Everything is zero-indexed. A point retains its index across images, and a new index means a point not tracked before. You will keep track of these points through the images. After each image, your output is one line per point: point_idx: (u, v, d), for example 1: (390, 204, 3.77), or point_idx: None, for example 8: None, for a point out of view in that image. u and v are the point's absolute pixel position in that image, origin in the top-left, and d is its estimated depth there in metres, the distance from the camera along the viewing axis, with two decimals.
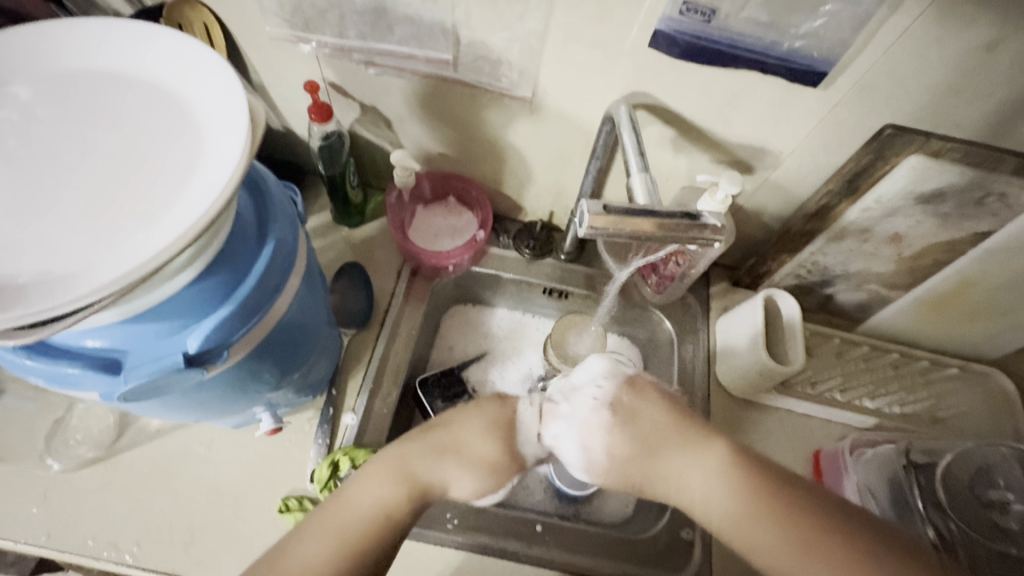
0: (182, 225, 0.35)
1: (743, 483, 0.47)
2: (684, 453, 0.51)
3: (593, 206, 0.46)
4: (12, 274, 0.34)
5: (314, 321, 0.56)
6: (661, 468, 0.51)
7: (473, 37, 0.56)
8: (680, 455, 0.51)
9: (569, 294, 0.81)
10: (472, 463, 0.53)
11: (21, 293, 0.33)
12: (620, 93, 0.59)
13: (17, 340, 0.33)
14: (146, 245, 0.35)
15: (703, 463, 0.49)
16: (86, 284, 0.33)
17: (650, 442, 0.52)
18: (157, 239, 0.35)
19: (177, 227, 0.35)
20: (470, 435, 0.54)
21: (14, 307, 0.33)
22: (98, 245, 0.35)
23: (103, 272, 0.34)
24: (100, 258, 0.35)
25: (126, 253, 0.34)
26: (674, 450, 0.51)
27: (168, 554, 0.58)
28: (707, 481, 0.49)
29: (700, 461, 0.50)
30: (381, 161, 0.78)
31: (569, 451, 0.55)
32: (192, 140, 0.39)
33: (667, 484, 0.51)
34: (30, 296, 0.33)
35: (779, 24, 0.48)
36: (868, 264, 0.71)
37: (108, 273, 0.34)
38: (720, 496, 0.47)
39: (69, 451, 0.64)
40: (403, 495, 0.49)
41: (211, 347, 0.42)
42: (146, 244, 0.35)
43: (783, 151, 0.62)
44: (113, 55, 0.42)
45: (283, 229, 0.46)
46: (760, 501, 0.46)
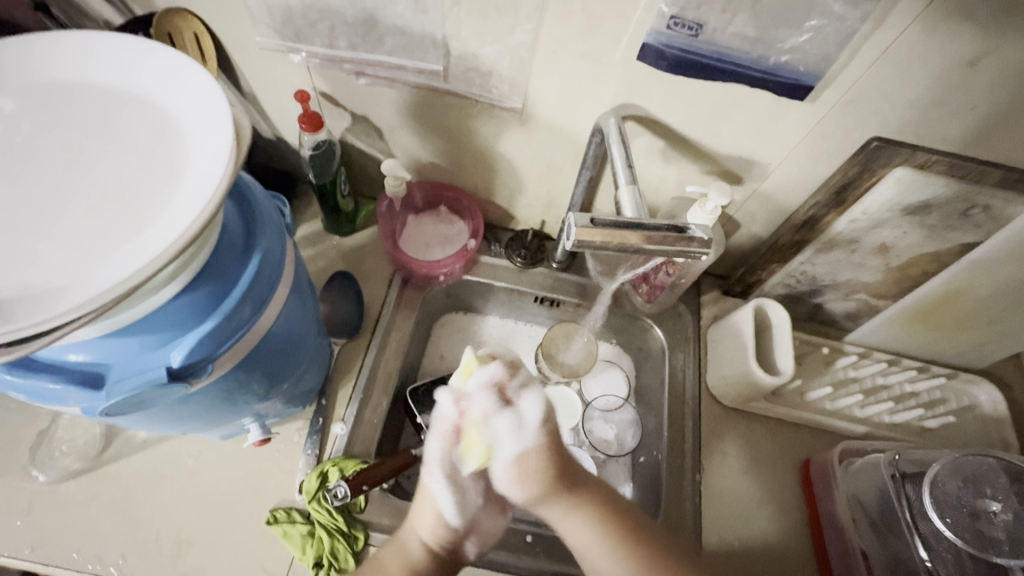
0: (164, 241, 0.35)
1: (607, 537, 0.49)
2: (587, 506, 0.50)
3: (580, 218, 0.46)
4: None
5: (303, 332, 0.56)
6: (555, 513, 0.50)
7: (463, 49, 0.57)
8: (578, 503, 0.50)
9: (560, 303, 0.81)
10: (430, 528, 0.51)
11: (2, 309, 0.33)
12: (609, 105, 0.60)
13: None
14: (129, 260, 0.34)
15: (590, 516, 0.50)
16: (68, 300, 0.33)
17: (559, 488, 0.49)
18: (140, 254, 0.35)
19: (159, 242, 0.35)
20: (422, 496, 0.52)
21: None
22: (82, 258, 0.35)
23: (84, 288, 0.34)
24: (81, 274, 0.34)
25: (108, 270, 0.34)
26: (580, 499, 0.50)
27: (154, 566, 0.58)
28: (584, 526, 0.50)
29: (593, 508, 0.50)
30: (372, 169, 0.78)
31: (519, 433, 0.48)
32: (178, 154, 0.39)
33: (557, 522, 0.51)
34: (11, 312, 0.33)
35: (765, 39, 0.49)
36: (857, 274, 0.71)
37: (92, 289, 0.33)
38: (592, 543, 0.49)
39: (54, 462, 0.63)
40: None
41: (195, 360, 0.42)
42: (128, 259, 0.34)
43: (772, 162, 0.63)
44: (102, 68, 0.42)
45: (271, 241, 0.46)
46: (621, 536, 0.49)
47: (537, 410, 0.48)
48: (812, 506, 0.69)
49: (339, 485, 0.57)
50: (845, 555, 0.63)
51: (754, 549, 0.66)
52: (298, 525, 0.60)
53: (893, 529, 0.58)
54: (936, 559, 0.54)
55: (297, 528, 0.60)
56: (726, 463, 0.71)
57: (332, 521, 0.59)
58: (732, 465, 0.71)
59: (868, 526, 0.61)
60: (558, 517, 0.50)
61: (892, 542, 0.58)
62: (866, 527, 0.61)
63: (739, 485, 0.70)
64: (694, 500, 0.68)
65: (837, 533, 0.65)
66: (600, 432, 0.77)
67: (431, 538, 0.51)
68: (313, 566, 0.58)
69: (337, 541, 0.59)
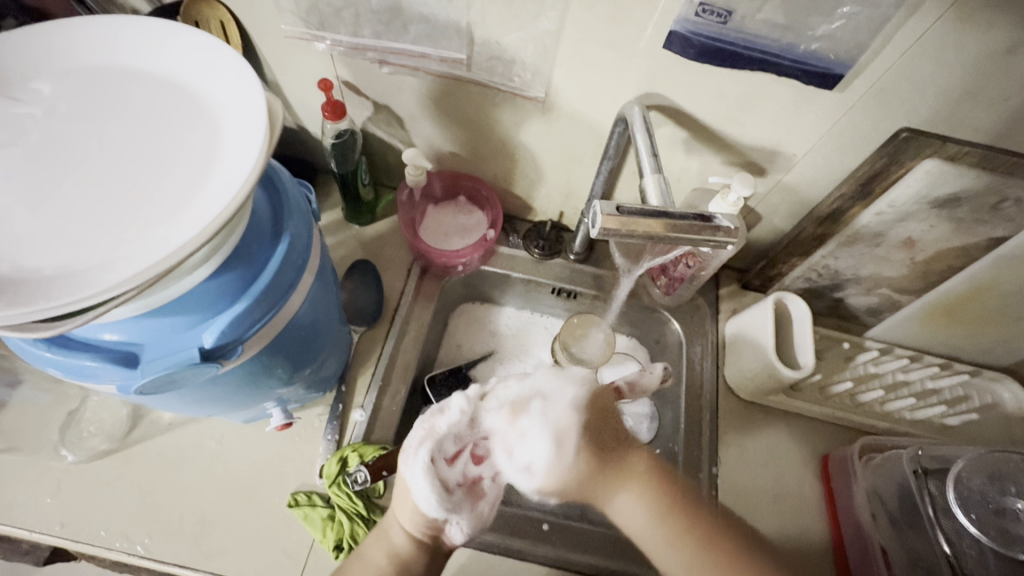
0: (200, 223, 0.35)
1: (660, 513, 0.50)
2: (633, 478, 0.51)
3: (605, 206, 0.46)
4: (36, 267, 0.35)
5: (326, 318, 0.56)
6: (607, 492, 0.51)
7: (488, 37, 0.57)
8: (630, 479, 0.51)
9: (577, 295, 0.81)
10: (410, 517, 0.51)
11: (43, 287, 0.34)
12: (633, 95, 0.59)
13: (36, 333, 0.33)
14: (164, 241, 0.35)
15: (640, 489, 0.50)
16: (107, 279, 0.34)
17: (607, 464, 0.51)
18: (177, 235, 0.35)
19: (196, 223, 0.35)
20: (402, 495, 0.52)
21: (37, 300, 0.33)
22: (119, 239, 0.36)
23: (123, 267, 0.34)
24: (118, 253, 0.35)
25: (145, 250, 0.35)
26: (625, 472, 0.51)
27: (179, 546, 0.59)
28: (636, 503, 0.50)
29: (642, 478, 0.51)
30: (392, 159, 0.79)
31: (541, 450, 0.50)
32: (211, 137, 0.40)
33: (612, 509, 0.51)
34: (53, 289, 0.34)
35: (795, 26, 0.48)
36: (880, 268, 0.70)
37: (130, 268, 0.34)
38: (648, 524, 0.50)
39: (83, 443, 0.64)
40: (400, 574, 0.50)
41: (225, 342, 0.42)
42: (166, 239, 0.35)
43: (796, 153, 0.62)
44: (136, 53, 0.43)
45: (298, 226, 0.46)
46: (669, 507, 0.50)
47: (544, 450, 0.49)
48: (830, 502, 0.68)
49: (360, 470, 0.58)
50: (863, 551, 0.62)
51: (771, 543, 0.66)
52: (319, 508, 0.61)
53: (916, 525, 0.57)
54: (960, 554, 0.53)
55: (318, 512, 0.61)
56: (744, 457, 0.71)
57: (352, 505, 0.61)
58: (749, 460, 0.71)
59: (887, 521, 0.61)
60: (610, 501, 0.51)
61: (911, 538, 0.58)
62: (886, 523, 0.61)
63: (756, 479, 0.70)
64: (711, 493, 0.68)
65: (856, 529, 0.64)
66: None
67: (413, 529, 0.51)
68: (333, 549, 0.59)
69: (357, 526, 0.60)
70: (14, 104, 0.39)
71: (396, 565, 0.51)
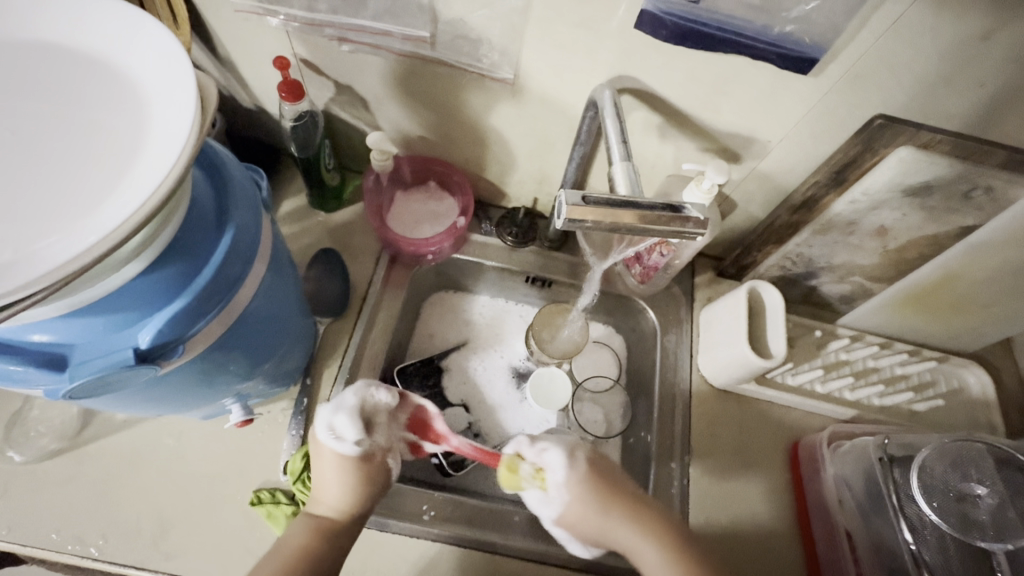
0: (124, 213, 0.32)
1: (671, 554, 0.53)
2: (648, 521, 0.55)
3: (571, 196, 0.43)
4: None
5: (285, 310, 0.53)
6: (623, 534, 0.55)
7: (451, 14, 0.54)
8: (636, 526, 0.54)
9: (551, 284, 0.80)
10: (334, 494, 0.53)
11: None
12: (605, 77, 0.57)
13: None
14: (83, 235, 0.32)
15: (651, 539, 0.54)
16: (15, 275, 0.31)
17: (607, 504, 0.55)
18: (100, 227, 0.32)
19: (120, 214, 0.32)
20: (348, 483, 0.54)
21: None
22: (33, 233, 0.32)
23: (35, 262, 0.31)
24: (29, 248, 0.32)
25: (60, 245, 0.32)
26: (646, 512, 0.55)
27: (135, 547, 0.57)
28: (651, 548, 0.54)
29: (648, 530, 0.54)
30: (358, 142, 0.75)
31: (557, 468, 0.55)
32: (137, 120, 0.36)
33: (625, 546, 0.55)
34: None
35: (770, 7, 0.46)
36: (853, 255, 0.70)
37: (42, 264, 0.31)
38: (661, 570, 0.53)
39: (31, 442, 0.61)
40: (334, 547, 0.52)
41: (164, 341, 0.39)
42: (87, 232, 0.32)
43: (771, 140, 0.61)
44: (55, 26, 0.39)
45: (245, 215, 0.43)
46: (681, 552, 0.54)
47: (558, 466, 0.55)
48: (798, 486, 0.69)
49: None
50: (830, 536, 0.64)
51: (740, 527, 0.67)
52: (283, 506, 0.59)
53: (881, 512, 0.58)
54: (921, 542, 0.54)
55: (282, 509, 0.59)
56: (716, 444, 0.71)
57: None
58: (721, 446, 0.71)
59: (855, 508, 0.61)
60: (622, 532, 0.54)
61: (877, 524, 0.58)
62: (854, 510, 0.61)
63: (727, 466, 0.70)
64: (682, 482, 0.69)
65: (823, 514, 0.65)
66: (589, 412, 0.77)
67: (361, 505, 0.55)
68: None
69: None
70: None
71: (334, 541, 0.53)
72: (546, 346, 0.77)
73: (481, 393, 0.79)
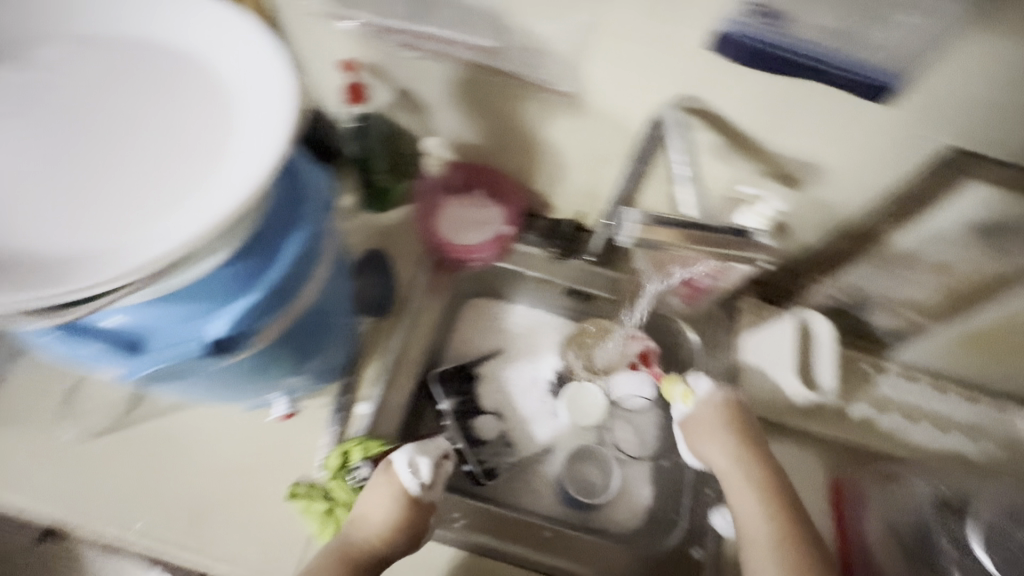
0: (222, 206, 0.33)
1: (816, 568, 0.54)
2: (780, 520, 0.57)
3: (638, 214, 0.43)
4: (35, 247, 0.32)
5: (335, 307, 0.54)
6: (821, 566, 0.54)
7: (519, 26, 0.54)
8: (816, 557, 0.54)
9: (592, 298, 0.80)
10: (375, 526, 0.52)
11: (49, 270, 0.32)
12: (668, 96, 0.57)
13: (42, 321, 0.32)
14: (181, 225, 0.33)
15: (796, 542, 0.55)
16: (120, 262, 0.32)
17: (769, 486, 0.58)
18: (192, 221, 0.33)
19: (211, 210, 0.33)
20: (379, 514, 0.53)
21: (43, 285, 0.31)
22: (132, 222, 0.33)
23: (135, 251, 0.32)
24: (129, 236, 0.33)
25: (158, 234, 0.33)
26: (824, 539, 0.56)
27: (175, 531, 0.58)
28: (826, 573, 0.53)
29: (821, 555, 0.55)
30: (410, 146, 0.77)
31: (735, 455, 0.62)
32: (230, 116, 0.38)
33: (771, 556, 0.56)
34: (58, 273, 0.31)
35: (851, 34, 0.45)
36: (909, 289, 0.67)
37: (144, 252, 0.32)
38: None
39: (81, 420, 0.63)
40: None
41: (234, 334, 0.40)
42: (184, 223, 0.33)
43: (833, 167, 0.60)
44: (153, 22, 0.40)
45: (314, 214, 0.43)
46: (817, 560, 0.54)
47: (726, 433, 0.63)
48: (840, 530, 0.65)
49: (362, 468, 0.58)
50: None
51: None
52: (317, 501, 0.58)
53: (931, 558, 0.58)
54: None
55: (316, 504, 0.58)
56: None
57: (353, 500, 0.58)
58: None
59: (900, 552, 0.60)
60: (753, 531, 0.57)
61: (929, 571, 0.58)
62: (899, 553, 0.60)
63: None
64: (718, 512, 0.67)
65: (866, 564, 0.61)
66: (621, 431, 0.77)
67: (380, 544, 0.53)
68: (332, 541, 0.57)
69: None
70: (24, 72, 0.38)
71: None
72: (586, 360, 0.79)
73: (514, 401, 0.79)
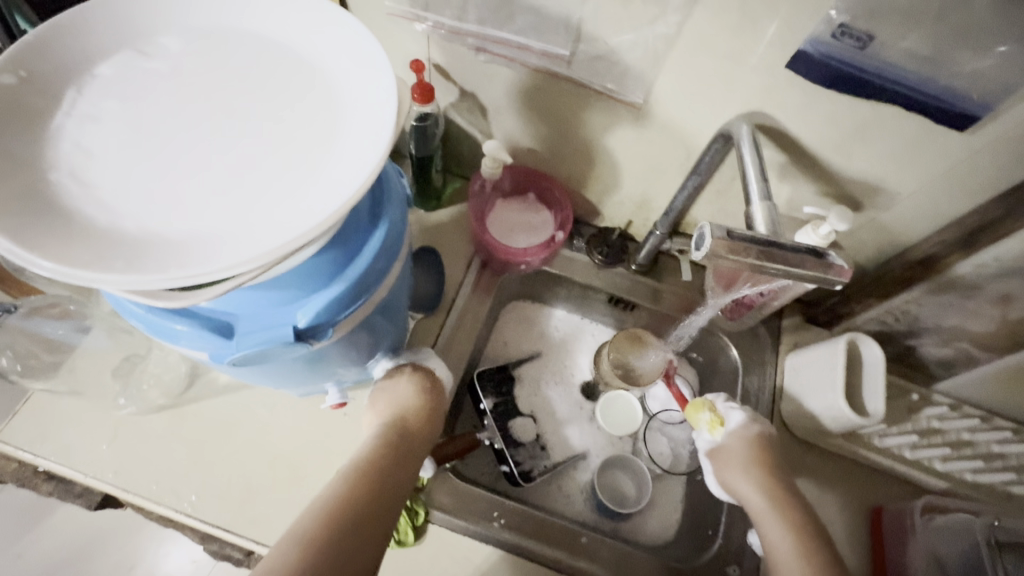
0: (333, 200, 0.35)
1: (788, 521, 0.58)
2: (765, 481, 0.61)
3: (716, 228, 0.43)
4: (156, 229, 0.34)
5: (397, 301, 0.55)
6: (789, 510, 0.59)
7: (595, 35, 0.55)
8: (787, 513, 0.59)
9: (634, 307, 0.80)
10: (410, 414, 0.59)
11: (172, 252, 0.34)
12: (738, 112, 0.57)
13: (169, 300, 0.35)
14: (293, 215, 0.35)
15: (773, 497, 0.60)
16: (239, 249, 0.34)
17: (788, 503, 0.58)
18: (302, 217, 0.35)
19: (323, 202, 0.35)
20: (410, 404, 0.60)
21: (168, 266, 0.33)
22: (244, 207, 0.35)
23: (252, 239, 0.34)
24: (244, 221, 0.35)
25: (272, 223, 0.35)
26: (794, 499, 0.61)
27: (225, 509, 0.60)
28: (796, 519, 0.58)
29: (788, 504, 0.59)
30: (466, 147, 0.78)
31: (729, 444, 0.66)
32: (333, 110, 0.39)
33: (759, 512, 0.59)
34: (181, 256, 0.34)
35: (939, 60, 0.45)
36: (966, 321, 0.65)
37: (261, 239, 0.34)
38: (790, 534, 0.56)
39: (141, 395, 0.65)
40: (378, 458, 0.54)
41: (318, 322, 0.42)
42: (295, 213, 0.35)
43: (899, 192, 0.59)
44: (258, 15, 0.42)
45: (397, 211, 0.45)
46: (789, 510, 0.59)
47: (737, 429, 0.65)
48: (878, 555, 0.66)
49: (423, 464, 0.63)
50: None
51: None
52: None
53: None
54: None
55: None
56: None
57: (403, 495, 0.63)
58: None
59: None
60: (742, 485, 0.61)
61: None
62: None
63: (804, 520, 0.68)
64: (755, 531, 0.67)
65: None
66: (657, 443, 0.77)
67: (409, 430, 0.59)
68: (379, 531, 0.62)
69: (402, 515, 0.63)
70: (139, 57, 0.40)
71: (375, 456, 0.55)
72: (624, 371, 0.75)
73: (551, 405, 0.79)
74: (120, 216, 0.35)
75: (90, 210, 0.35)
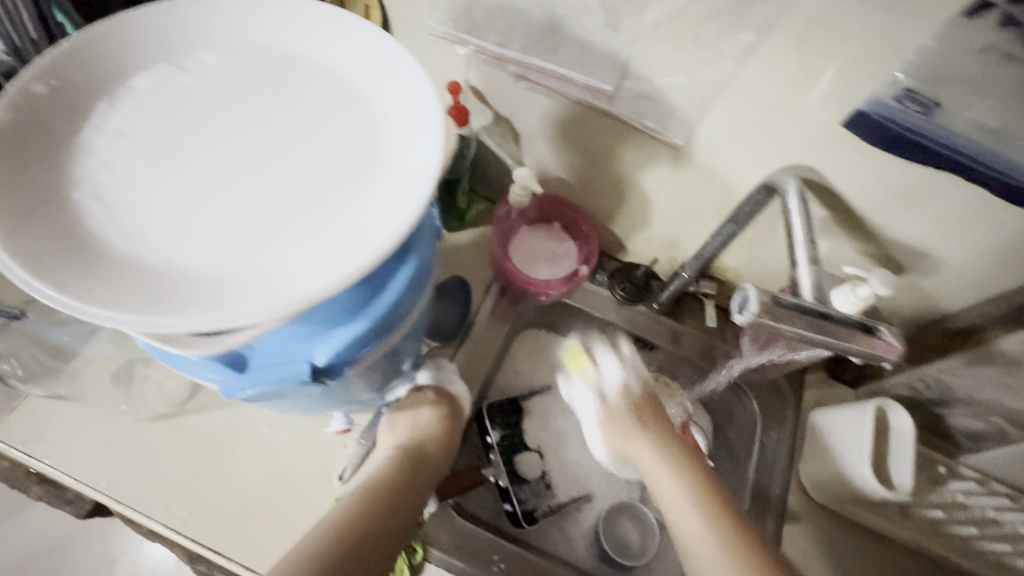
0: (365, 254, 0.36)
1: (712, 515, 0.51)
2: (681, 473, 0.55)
3: (763, 293, 0.40)
4: (195, 266, 0.36)
5: (415, 331, 0.52)
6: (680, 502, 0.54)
7: (642, 74, 0.53)
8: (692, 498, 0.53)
9: (654, 347, 0.77)
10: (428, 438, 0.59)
11: (208, 294, 0.35)
12: (783, 164, 0.55)
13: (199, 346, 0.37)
14: (323, 264, 0.36)
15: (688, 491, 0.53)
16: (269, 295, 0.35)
17: (703, 492, 0.53)
18: (332, 266, 0.36)
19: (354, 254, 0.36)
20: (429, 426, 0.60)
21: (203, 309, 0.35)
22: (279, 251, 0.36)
23: (283, 287, 0.35)
24: (276, 265, 0.36)
25: (302, 270, 0.36)
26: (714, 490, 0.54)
27: (217, 530, 0.58)
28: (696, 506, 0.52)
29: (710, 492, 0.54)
30: (495, 171, 0.76)
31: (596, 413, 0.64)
32: (373, 154, 0.40)
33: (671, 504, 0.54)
34: (216, 298, 0.35)
35: (1012, 133, 0.42)
36: (1003, 397, 0.61)
37: (290, 288, 0.35)
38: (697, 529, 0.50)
39: (143, 401, 0.64)
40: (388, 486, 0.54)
41: (334, 362, 0.40)
42: (327, 262, 0.36)
43: (946, 258, 0.56)
44: (312, 52, 0.43)
45: (425, 246, 0.43)
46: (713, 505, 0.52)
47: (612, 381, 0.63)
48: None
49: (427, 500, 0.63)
50: None
51: None
52: None
53: None
54: None
55: None
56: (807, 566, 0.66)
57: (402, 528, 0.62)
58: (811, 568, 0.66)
59: None
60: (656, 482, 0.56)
61: None
62: None
63: None
64: None
65: None
66: None
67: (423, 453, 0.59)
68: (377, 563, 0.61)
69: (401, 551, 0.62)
70: (194, 88, 0.41)
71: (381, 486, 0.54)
72: None
73: (559, 442, 0.76)
74: (166, 255, 0.36)
75: (134, 243, 0.37)
